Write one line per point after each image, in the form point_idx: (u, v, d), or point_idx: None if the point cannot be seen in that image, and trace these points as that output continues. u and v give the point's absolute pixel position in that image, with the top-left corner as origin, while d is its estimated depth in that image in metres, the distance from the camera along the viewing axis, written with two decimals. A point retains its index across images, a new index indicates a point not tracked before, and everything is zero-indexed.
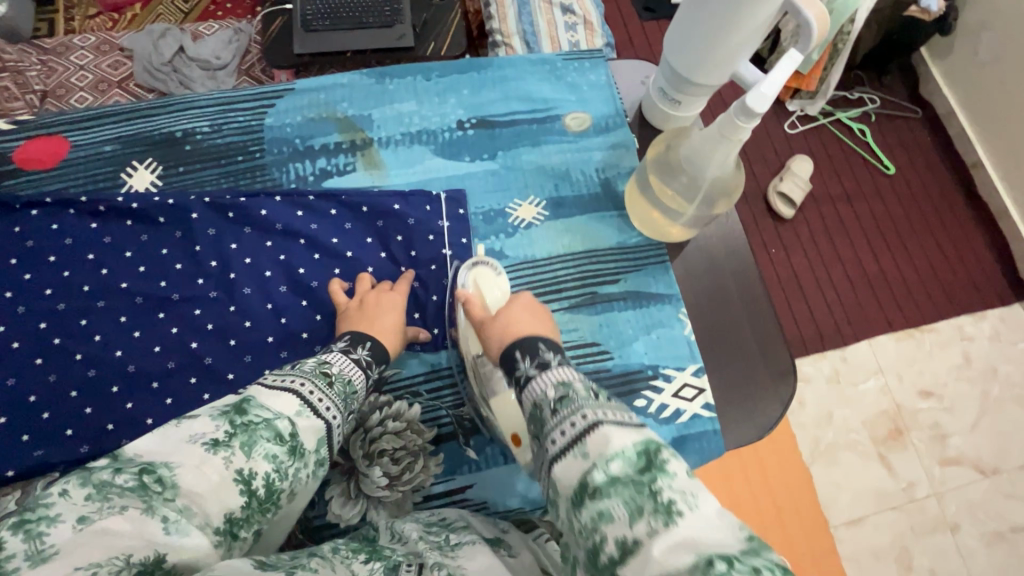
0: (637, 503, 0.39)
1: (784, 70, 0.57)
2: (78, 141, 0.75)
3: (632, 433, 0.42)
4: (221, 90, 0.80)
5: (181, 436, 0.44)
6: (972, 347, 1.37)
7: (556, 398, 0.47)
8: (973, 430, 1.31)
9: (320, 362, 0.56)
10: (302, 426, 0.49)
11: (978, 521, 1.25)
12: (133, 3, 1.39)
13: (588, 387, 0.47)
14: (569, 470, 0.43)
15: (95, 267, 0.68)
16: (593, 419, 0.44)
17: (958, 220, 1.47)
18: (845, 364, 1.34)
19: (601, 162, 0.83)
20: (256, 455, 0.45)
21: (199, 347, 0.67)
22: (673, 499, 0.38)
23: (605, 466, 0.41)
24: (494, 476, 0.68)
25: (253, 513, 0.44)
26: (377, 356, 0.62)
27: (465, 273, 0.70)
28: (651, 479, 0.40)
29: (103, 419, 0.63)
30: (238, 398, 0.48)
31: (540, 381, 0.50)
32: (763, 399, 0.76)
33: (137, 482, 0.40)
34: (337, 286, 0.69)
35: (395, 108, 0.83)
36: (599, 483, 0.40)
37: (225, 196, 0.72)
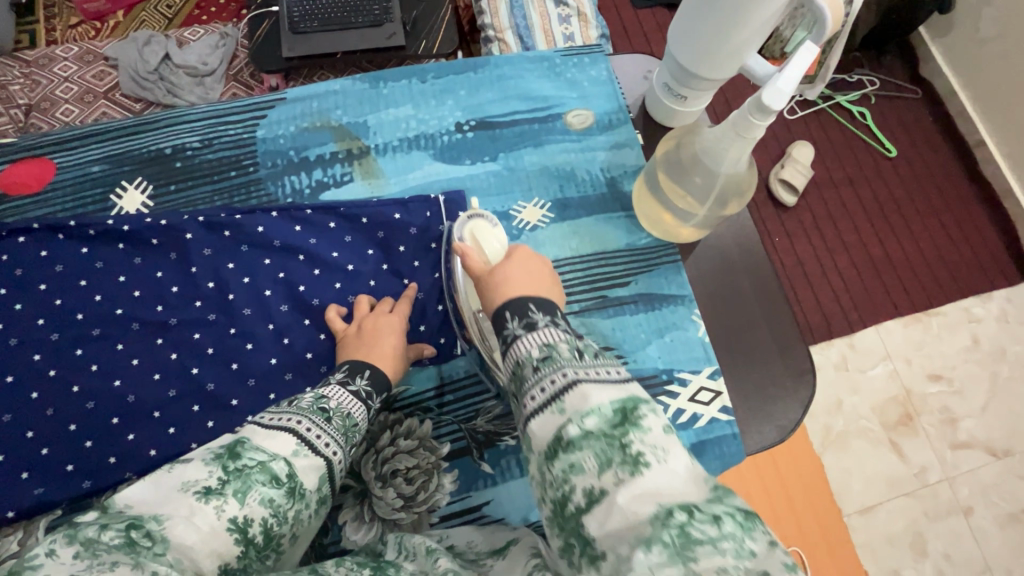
0: (606, 455, 0.38)
1: (804, 64, 0.54)
2: (65, 163, 0.72)
3: (611, 390, 0.41)
4: (210, 103, 0.77)
5: (172, 484, 0.42)
6: (980, 329, 1.35)
7: (539, 358, 0.45)
8: (984, 412, 1.30)
9: (317, 397, 0.54)
10: (300, 467, 0.47)
11: (991, 504, 1.24)
12: (115, 10, 1.36)
13: (573, 347, 0.46)
14: (544, 425, 0.42)
15: (89, 294, 0.66)
16: (573, 379, 0.43)
17: (963, 200, 1.44)
18: (854, 352, 1.32)
19: (605, 161, 0.80)
20: (251, 501, 0.43)
21: (200, 372, 0.64)
22: (642, 451, 0.38)
23: (580, 421, 0.40)
24: (511, 489, 0.66)
25: (252, 562, 0.42)
26: (378, 384, 0.59)
27: (461, 226, 0.64)
28: (624, 432, 0.39)
29: (104, 452, 0.61)
30: (232, 440, 0.46)
31: (525, 341, 0.47)
32: (783, 399, 0.74)
33: (125, 539, 0.37)
34: (333, 313, 0.67)
35: (391, 112, 0.79)
36: (573, 437, 0.40)
37: (220, 214, 0.69)
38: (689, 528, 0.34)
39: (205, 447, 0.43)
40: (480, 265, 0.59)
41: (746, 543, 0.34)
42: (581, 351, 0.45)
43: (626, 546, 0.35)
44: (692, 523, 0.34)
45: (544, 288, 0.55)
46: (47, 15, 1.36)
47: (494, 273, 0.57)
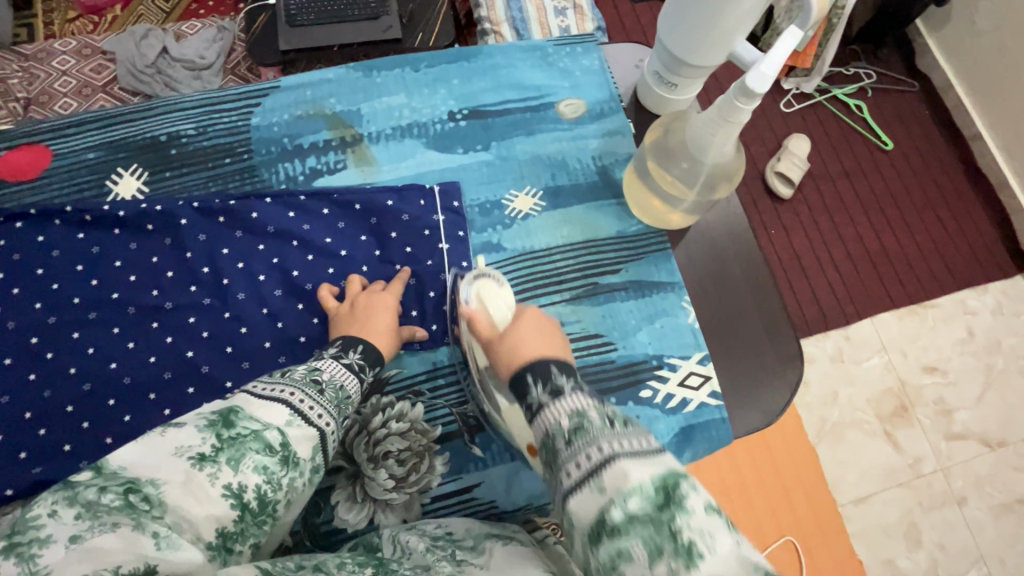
0: (655, 542, 0.37)
1: (788, 48, 0.55)
2: (61, 150, 0.73)
3: (651, 466, 0.40)
4: (205, 90, 0.77)
5: (167, 449, 0.44)
6: (975, 321, 1.36)
7: (570, 429, 0.44)
8: (978, 403, 1.31)
9: (310, 370, 0.55)
10: (294, 436, 0.48)
11: (985, 495, 1.25)
12: (113, 3, 1.37)
13: (603, 414, 0.44)
14: (586, 508, 0.40)
15: (86, 278, 0.66)
16: (608, 452, 0.41)
17: (959, 193, 1.45)
18: (848, 343, 1.33)
19: (597, 149, 0.81)
20: (245, 468, 0.44)
21: (195, 356, 0.65)
22: (692, 538, 0.37)
23: (623, 503, 0.38)
24: (503, 474, 0.67)
25: (248, 526, 0.44)
26: (370, 359, 0.61)
27: (467, 287, 0.66)
28: (670, 515, 0.37)
29: (101, 433, 0.62)
30: (225, 408, 0.47)
31: (554, 409, 0.46)
32: (771, 384, 0.75)
33: (124, 501, 0.39)
34: (326, 291, 0.67)
35: (384, 101, 0.80)
36: (618, 521, 0.38)
37: (214, 200, 0.70)
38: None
39: (199, 414, 0.44)
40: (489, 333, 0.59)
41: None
42: (612, 420, 0.43)
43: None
44: None
45: (557, 344, 0.56)
46: (45, 9, 1.37)
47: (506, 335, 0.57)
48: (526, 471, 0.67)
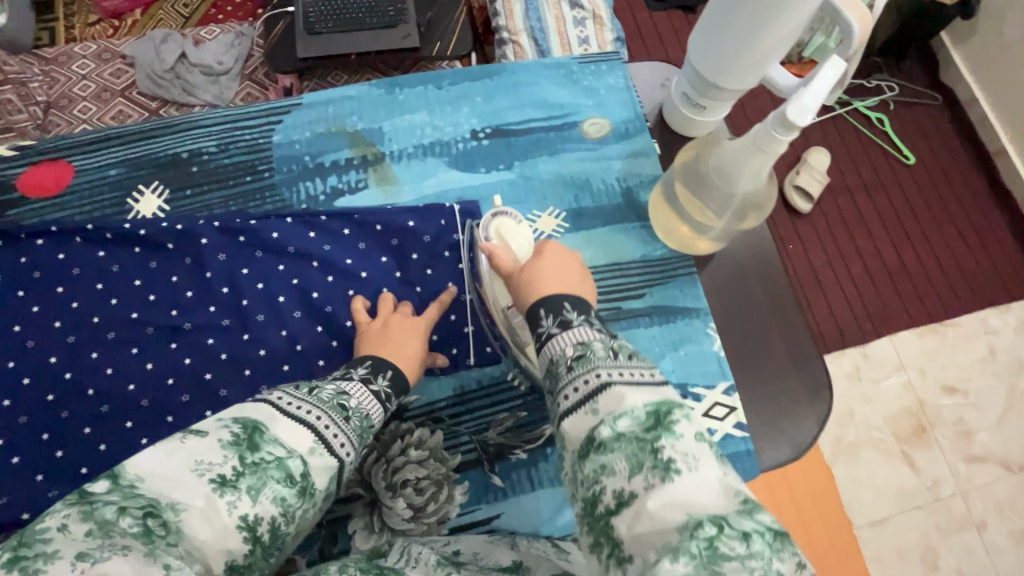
0: (637, 458, 0.39)
1: (829, 81, 0.52)
2: (83, 167, 0.72)
3: (644, 392, 0.42)
4: (227, 107, 0.76)
5: (185, 462, 0.42)
6: (997, 341, 1.36)
7: (573, 357, 0.47)
8: (999, 425, 1.31)
9: (338, 392, 0.53)
10: (315, 466, 0.47)
11: (1006, 520, 1.25)
12: (133, 8, 1.39)
13: (608, 346, 0.47)
14: (577, 426, 0.43)
15: (105, 297, 0.66)
16: (605, 380, 0.44)
17: (982, 208, 1.45)
18: (866, 360, 1.34)
19: (621, 171, 0.79)
20: (264, 499, 0.43)
21: (213, 378, 0.64)
22: (674, 457, 0.39)
23: (613, 422, 0.41)
24: (522, 502, 0.65)
25: (256, 560, 0.43)
26: (397, 387, 0.59)
27: (487, 224, 0.65)
28: (656, 436, 0.40)
29: (116, 456, 0.61)
30: (252, 424, 0.45)
31: (560, 340, 0.48)
32: (798, 415, 0.73)
33: (142, 527, 0.38)
34: (360, 304, 0.67)
35: (406, 118, 0.79)
36: (605, 437, 0.41)
37: (235, 219, 0.69)
38: (717, 542, 0.35)
39: (227, 432, 0.42)
40: (508, 263, 0.59)
41: (776, 564, 0.34)
42: (615, 351, 0.46)
43: (654, 553, 0.36)
44: (720, 538, 0.35)
45: (577, 285, 0.55)
46: (67, 13, 1.39)
47: (527, 269, 0.57)
48: (547, 500, 0.66)
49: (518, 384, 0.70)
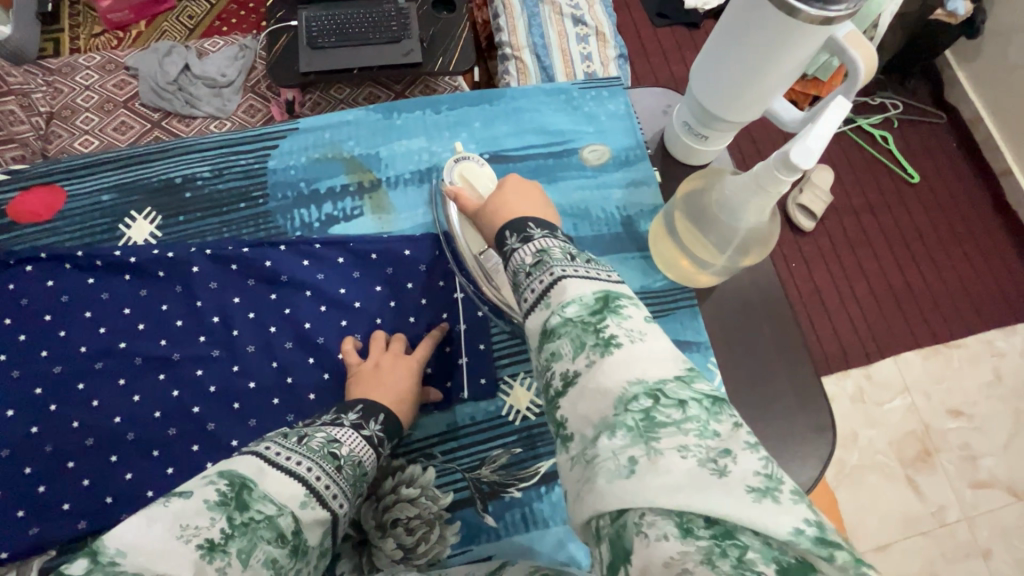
0: (582, 340, 0.40)
1: (837, 121, 0.50)
2: (75, 191, 0.71)
3: (592, 283, 0.43)
4: (223, 132, 0.75)
5: (169, 528, 0.40)
6: (1002, 363, 1.41)
7: (532, 264, 0.47)
8: (1005, 449, 1.35)
9: (329, 440, 0.52)
10: (306, 521, 0.46)
11: (1012, 548, 1.28)
12: (139, 19, 1.40)
13: (564, 250, 0.47)
14: (535, 321, 0.44)
15: (93, 325, 0.65)
16: (559, 276, 0.44)
17: (986, 227, 1.51)
18: (869, 382, 1.38)
19: (621, 200, 0.78)
20: (255, 563, 0.41)
21: (201, 411, 0.63)
22: (615, 334, 0.40)
23: (562, 310, 0.42)
24: (517, 544, 0.63)
25: None
26: (389, 429, 0.58)
27: (451, 171, 0.71)
28: (600, 319, 0.40)
29: (100, 492, 0.59)
30: (239, 481, 0.43)
31: (520, 250, 0.49)
32: (801, 456, 0.71)
33: None
34: (349, 346, 0.65)
35: (404, 144, 0.77)
36: (554, 325, 0.42)
37: (228, 247, 0.68)
38: (653, 413, 0.36)
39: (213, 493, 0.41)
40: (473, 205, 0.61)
41: (709, 425, 0.35)
42: (571, 254, 0.46)
43: (593, 430, 0.37)
44: (656, 407, 0.36)
45: (539, 208, 0.57)
46: (72, 23, 1.39)
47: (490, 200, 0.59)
48: (541, 539, 0.63)
49: (514, 419, 0.68)
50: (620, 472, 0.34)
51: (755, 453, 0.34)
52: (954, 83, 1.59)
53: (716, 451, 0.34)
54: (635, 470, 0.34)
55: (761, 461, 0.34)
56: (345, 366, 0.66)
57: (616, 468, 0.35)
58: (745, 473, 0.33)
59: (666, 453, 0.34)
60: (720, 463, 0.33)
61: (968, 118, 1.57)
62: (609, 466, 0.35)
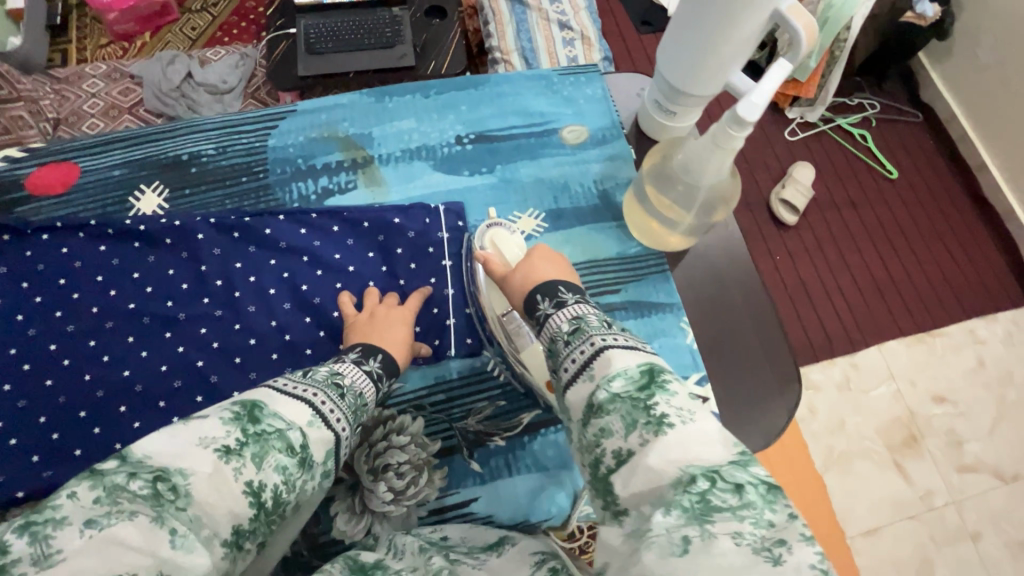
0: (632, 417, 0.43)
1: (777, 79, 0.57)
2: (88, 167, 0.76)
3: (635, 355, 0.47)
4: (226, 113, 0.81)
5: (190, 437, 0.44)
6: (985, 351, 1.46)
7: (570, 330, 0.52)
8: (990, 434, 1.39)
9: (332, 372, 0.57)
10: (313, 438, 0.50)
11: (1001, 531, 1.32)
12: (144, 32, 1.47)
13: (601, 319, 0.53)
14: (579, 394, 0.48)
15: (104, 288, 0.69)
16: (600, 346, 0.49)
17: (966, 222, 1.57)
18: (855, 370, 1.43)
19: (598, 173, 0.83)
20: (267, 467, 0.46)
21: (205, 365, 0.67)
22: (666, 413, 0.43)
23: (608, 384, 0.46)
24: (498, 488, 0.67)
25: (260, 525, 0.46)
26: (388, 368, 0.63)
27: (482, 234, 0.72)
28: (648, 395, 0.44)
29: (111, 439, 0.64)
30: (250, 402, 0.48)
31: (557, 317, 0.55)
32: (769, 407, 0.75)
33: (152, 490, 0.41)
34: (347, 298, 0.70)
35: (395, 125, 0.83)
36: (602, 400, 0.45)
37: (230, 216, 0.73)
38: (709, 496, 0.38)
39: (227, 408, 0.45)
40: (500, 267, 0.66)
41: (764, 514, 0.37)
42: (608, 322, 0.51)
43: (648, 506, 0.40)
44: (713, 491, 0.38)
45: (567, 271, 0.62)
46: (79, 36, 1.46)
47: (519, 267, 0.64)
48: (521, 484, 0.67)
49: (497, 374, 0.72)
50: (673, 549, 0.36)
51: (813, 547, 0.36)
52: (929, 84, 1.66)
53: (772, 540, 0.36)
54: (688, 549, 0.36)
55: (819, 555, 0.35)
56: (340, 325, 0.70)
57: (667, 545, 0.37)
58: (801, 565, 0.35)
59: (719, 536, 0.36)
60: (775, 551, 0.35)
61: (943, 117, 1.65)
62: (662, 541, 0.37)
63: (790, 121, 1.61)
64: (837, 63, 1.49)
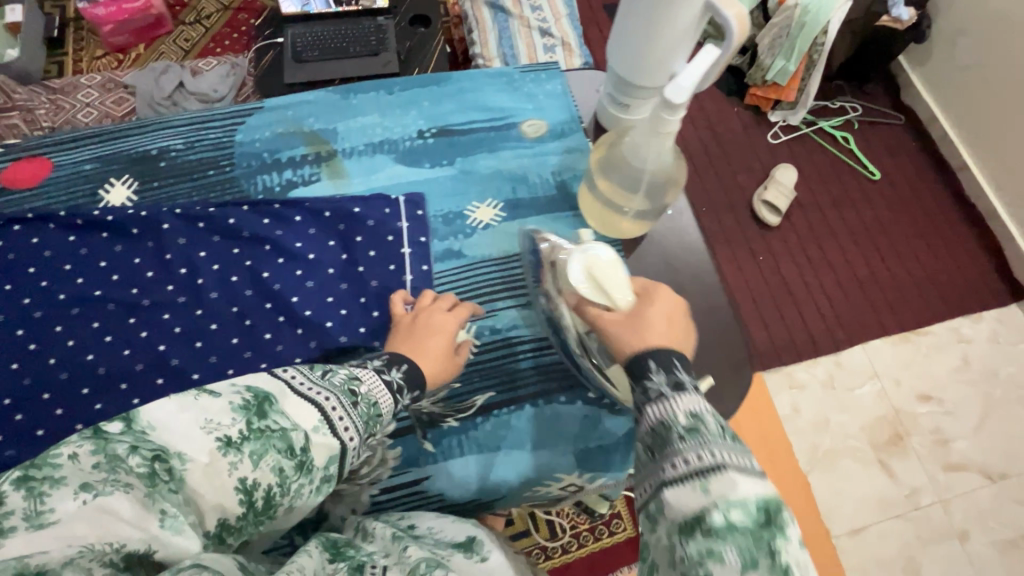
0: (751, 555, 0.39)
1: (705, 62, 0.59)
2: (60, 162, 0.79)
3: (756, 485, 0.42)
4: (195, 110, 0.84)
5: (195, 419, 0.47)
6: (970, 349, 1.46)
7: (684, 425, 0.46)
8: (976, 433, 1.39)
9: (350, 378, 0.58)
10: (315, 443, 0.51)
11: (988, 530, 1.31)
12: (138, 43, 1.52)
13: (719, 424, 0.47)
14: (682, 500, 0.43)
15: (71, 276, 0.72)
16: (718, 460, 0.43)
17: (949, 222, 1.58)
18: (839, 368, 1.43)
19: (556, 165, 0.85)
20: (264, 466, 0.47)
21: (166, 349, 0.70)
22: (786, 561, 0.39)
23: (727, 510, 0.41)
24: (451, 468, 0.69)
25: (247, 524, 0.47)
26: (410, 379, 0.63)
27: (579, 263, 0.64)
28: (773, 539, 0.40)
29: (72, 419, 0.66)
30: (262, 395, 0.50)
31: (670, 401, 0.48)
32: (724, 391, 0.77)
33: (149, 469, 0.43)
34: (399, 297, 0.73)
35: (360, 120, 0.86)
36: (717, 525, 0.40)
37: (196, 207, 0.76)
38: None
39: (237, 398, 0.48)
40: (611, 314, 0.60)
41: None
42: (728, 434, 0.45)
43: None
44: None
45: (681, 338, 0.57)
46: (76, 48, 1.51)
47: (637, 315, 0.58)
48: (472, 463, 0.69)
49: None
50: None
51: None
52: (911, 86, 1.69)
53: None
54: None
55: None
56: (299, 311, 0.73)
57: None
58: None
59: None
60: None
61: (925, 119, 1.67)
62: None
63: (773, 124, 1.65)
64: (815, 65, 1.52)
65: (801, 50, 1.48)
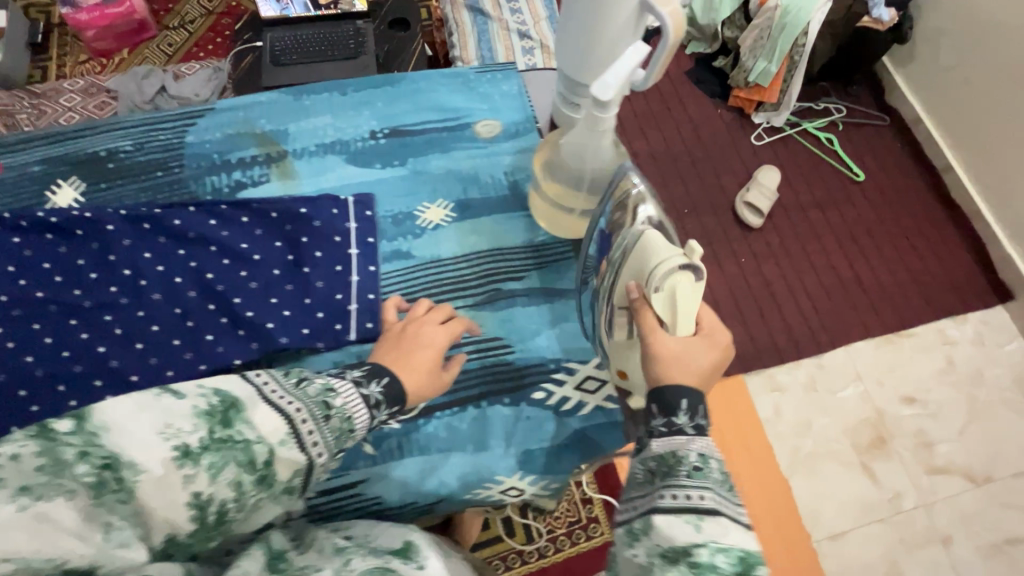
0: None
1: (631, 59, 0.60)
2: (8, 164, 0.80)
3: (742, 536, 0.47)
4: (146, 112, 0.85)
5: (154, 424, 0.46)
6: (954, 351, 1.45)
7: (694, 464, 0.50)
8: (960, 436, 1.37)
9: (326, 389, 0.58)
10: (280, 457, 0.52)
11: (972, 534, 1.30)
12: (122, 48, 1.52)
13: (722, 472, 0.51)
14: (671, 529, 0.47)
15: (13, 278, 0.71)
16: (713, 506, 0.48)
17: (934, 223, 1.57)
18: (821, 370, 1.42)
19: (509, 165, 0.85)
20: (222, 481, 0.48)
21: (105, 351, 0.69)
22: None
23: (713, 550, 0.45)
24: (392, 470, 0.69)
25: (198, 537, 0.48)
26: (390, 396, 0.61)
27: (660, 274, 0.60)
28: None
29: (9, 421, 0.65)
30: (228, 402, 0.50)
31: (686, 438, 0.52)
32: None
33: (97, 478, 0.42)
34: (394, 303, 0.72)
35: (312, 121, 0.86)
36: (703, 560, 0.45)
37: (141, 208, 0.76)
38: None
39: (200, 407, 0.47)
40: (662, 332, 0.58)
41: None
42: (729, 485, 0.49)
43: None
44: None
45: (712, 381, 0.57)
46: (60, 52, 1.51)
47: (686, 345, 0.57)
48: (412, 464, 0.69)
49: None
50: None
51: None
52: (895, 87, 1.68)
53: None
54: None
55: None
56: (240, 312, 0.72)
57: None
58: None
59: None
60: None
61: (909, 119, 1.66)
62: None
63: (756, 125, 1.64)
64: (796, 67, 1.51)
65: (784, 50, 1.48)
